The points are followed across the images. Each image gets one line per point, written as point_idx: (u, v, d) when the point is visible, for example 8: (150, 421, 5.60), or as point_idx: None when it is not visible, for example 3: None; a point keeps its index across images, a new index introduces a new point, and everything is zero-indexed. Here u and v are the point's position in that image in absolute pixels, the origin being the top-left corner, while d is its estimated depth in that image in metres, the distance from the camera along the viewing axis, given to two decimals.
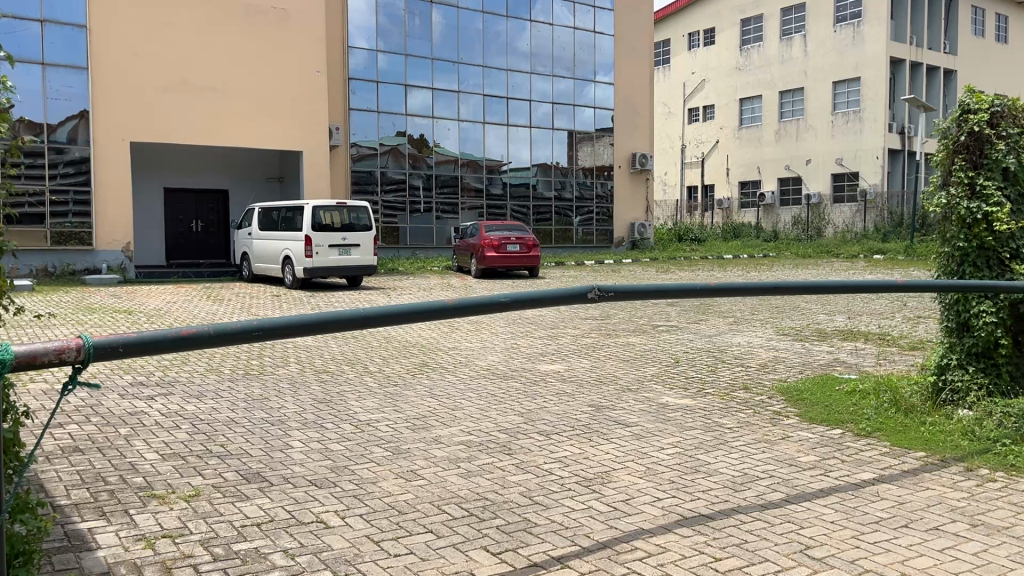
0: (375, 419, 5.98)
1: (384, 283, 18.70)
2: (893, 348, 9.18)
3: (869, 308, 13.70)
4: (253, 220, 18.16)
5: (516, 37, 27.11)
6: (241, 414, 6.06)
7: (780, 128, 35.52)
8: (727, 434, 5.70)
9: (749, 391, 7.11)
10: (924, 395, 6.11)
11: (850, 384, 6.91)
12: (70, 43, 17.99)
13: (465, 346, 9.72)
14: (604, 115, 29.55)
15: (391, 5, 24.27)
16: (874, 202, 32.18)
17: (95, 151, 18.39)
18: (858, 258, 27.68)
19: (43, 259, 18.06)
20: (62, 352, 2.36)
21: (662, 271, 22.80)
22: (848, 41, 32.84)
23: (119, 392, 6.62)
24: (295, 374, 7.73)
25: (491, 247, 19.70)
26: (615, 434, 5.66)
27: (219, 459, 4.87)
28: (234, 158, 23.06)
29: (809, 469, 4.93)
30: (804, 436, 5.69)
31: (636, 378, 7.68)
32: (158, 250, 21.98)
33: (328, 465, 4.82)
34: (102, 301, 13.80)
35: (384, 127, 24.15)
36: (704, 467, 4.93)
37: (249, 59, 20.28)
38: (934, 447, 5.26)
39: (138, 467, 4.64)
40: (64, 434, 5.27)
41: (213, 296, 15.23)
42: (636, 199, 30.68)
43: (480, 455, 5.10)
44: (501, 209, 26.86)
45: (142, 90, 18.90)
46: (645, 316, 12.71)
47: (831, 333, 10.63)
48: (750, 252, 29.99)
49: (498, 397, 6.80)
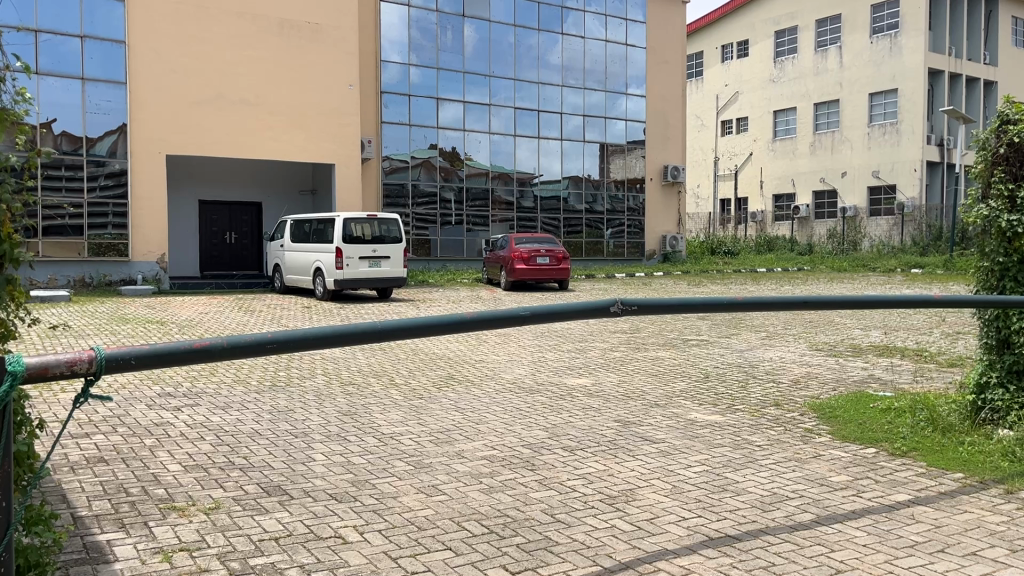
0: (399, 432, 5.94)
1: (414, 294, 18.72)
2: (931, 365, 8.96)
3: (906, 323, 13.39)
4: (286, 232, 18.32)
5: (548, 50, 27.16)
6: (266, 426, 6.05)
7: (814, 140, 35.10)
8: (757, 452, 5.57)
9: (780, 408, 6.95)
10: (963, 414, 5.92)
11: (885, 402, 6.73)
12: (110, 59, 18.38)
13: (492, 359, 9.66)
14: (636, 127, 29.46)
15: (424, 20, 24.44)
16: (911, 215, 31.58)
17: (132, 164, 18.70)
18: (896, 272, 27.22)
19: (80, 270, 18.33)
20: (74, 364, 2.33)
21: (694, 285, 22.59)
22: (885, 52, 32.37)
23: (147, 403, 6.65)
24: (321, 386, 7.72)
25: (521, 259, 19.67)
26: (641, 450, 5.57)
27: (241, 471, 4.85)
28: (268, 171, 23.33)
29: (841, 489, 4.80)
30: (837, 455, 5.54)
31: (664, 393, 7.56)
32: (192, 261, 22.24)
33: (349, 478, 4.79)
34: (136, 312, 13.96)
35: (415, 140, 24.26)
36: (732, 486, 4.81)
37: (283, 73, 20.52)
38: (973, 468, 5.09)
39: (161, 478, 4.64)
40: (90, 444, 5.30)
41: (244, 307, 15.35)
42: (668, 212, 30.45)
43: (503, 470, 5.03)
44: (531, 221, 26.87)
45: (179, 104, 19.19)
46: (676, 330, 12.54)
47: (866, 349, 10.40)
48: (785, 266, 29.62)
49: (523, 411, 6.73)
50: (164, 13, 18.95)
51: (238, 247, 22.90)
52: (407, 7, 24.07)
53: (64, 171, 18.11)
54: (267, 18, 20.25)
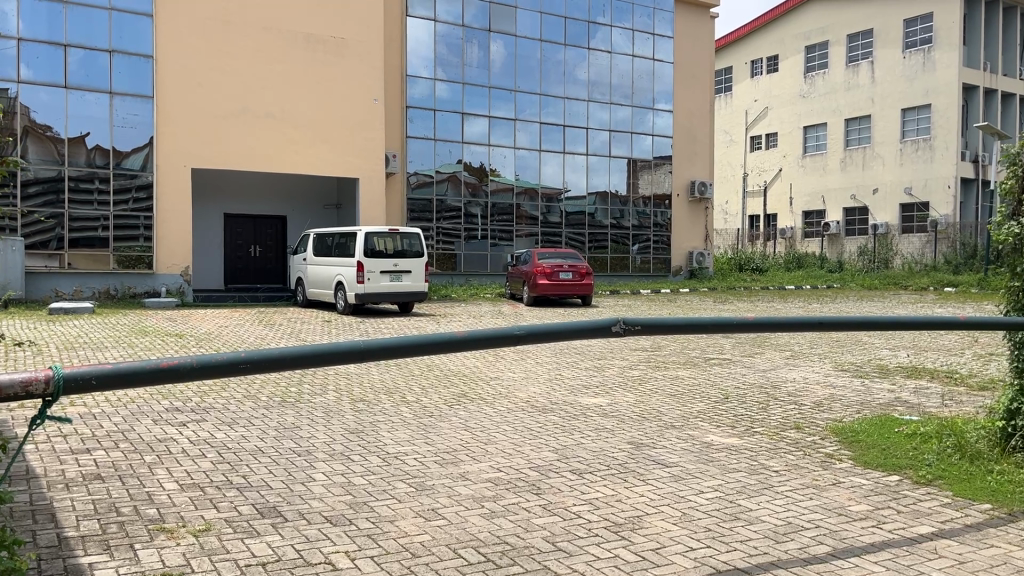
0: (405, 452, 5.81)
1: (436, 309, 18.62)
2: (961, 388, 8.63)
3: (937, 343, 13.05)
4: (308, 246, 18.35)
5: (575, 65, 27.09)
6: (270, 443, 5.94)
7: (845, 156, 34.56)
8: (773, 478, 5.36)
9: (801, 432, 6.72)
10: (992, 441, 5.63)
11: (911, 426, 6.46)
12: (138, 73, 18.64)
13: (508, 376, 9.47)
14: (663, 143, 29.25)
15: (450, 34, 24.46)
16: (945, 232, 30.93)
17: (157, 177, 18.87)
18: (927, 291, 26.70)
19: (105, 281, 18.54)
20: (30, 384, 2.30)
21: (720, 302, 22.31)
22: (919, 67, 31.87)
23: (153, 418, 6.58)
24: (331, 402, 7.59)
25: (543, 274, 19.52)
26: (653, 475, 5.37)
27: (238, 491, 4.73)
28: (292, 185, 23.45)
29: (860, 519, 4.56)
30: (857, 482, 5.31)
31: (681, 415, 7.34)
32: (216, 274, 22.36)
33: (347, 500, 4.65)
34: (157, 324, 13.99)
35: (440, 155, 24.24)
36: (745, 515, 4.60)
37: (308, 88, 20.60)
38: (1001, 499, 4.83)
39: (155, 497, 4.54)
40: (88, 461, 5.23)
41: (265, 320, 15.33)
42: (694, 228, 30.12)
43: (507, 494, 4.86)
44: (556, 236, 26.73)
45: (206, 118, 19.34)
46: (698, 348, 12.28)
47: (893, 370, 10.10)
48: (815, 284, 29.13)
49: (534, 431, 6.57)
50: (192, 27, 19.14)
51: (263, 260, 23.00)
52: (434, 22, 24.12)
53: (96, 184, 18.43)
54: (293, 33, 20.38)
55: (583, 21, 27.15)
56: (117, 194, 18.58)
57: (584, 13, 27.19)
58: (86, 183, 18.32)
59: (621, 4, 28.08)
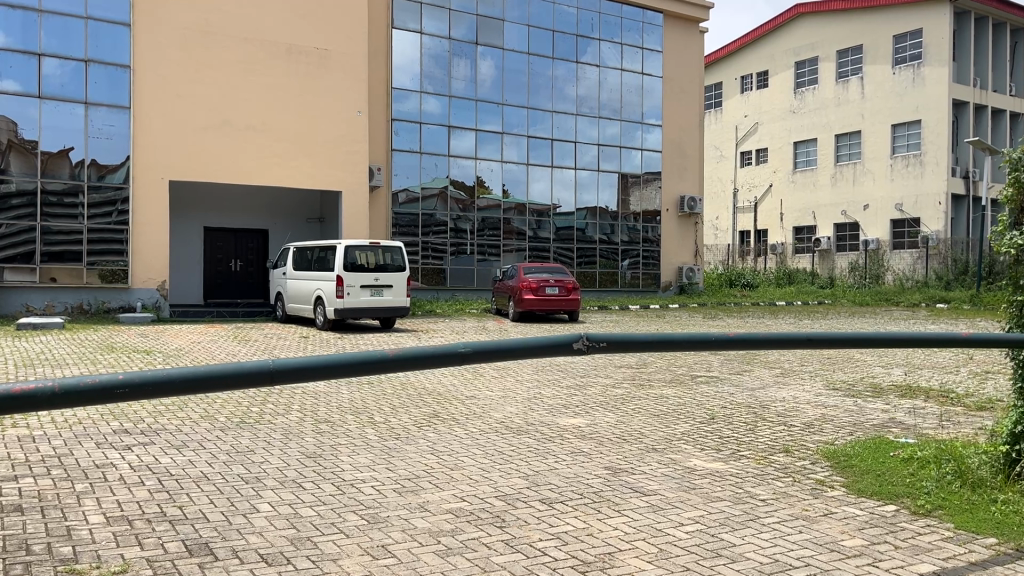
0: (363, 479, 5.38)
1: (418, 325, 18.12)
2: (959, 408, 8.23)
3: (931, 361, 12.68)
4: (288, 260, 17.95)
5: (563, 79, 26.81)
6: (218, 468, 5.51)
7: (836, 171, 34.34)
8: (760, 509, 4.93)
9: (790, 456, 6.30)
10: (995, 468, 5.23)
11: (907, 450, 6.06)
12: (114, 83, 18.25)
13: (485, 395, 8.99)
14: (653, 158, 28.98)
15: (437, 47, 24.11)
16: (936, 248, 30.65)
17: (134, 190, 18.43)
18: (920, 308, 26.40)
19: (78, 296, 18.04)
20: None
21: (710, 318, 21.95)
22: (908, 83, 31.71)
23: (97, 441, 6.12)
24: (292, 424, 7.11)
25: (529, 289, 19.12)
26: (629, 505, 4.95)
27: (169, 524, 4.28)
28: (275, 199, 23.06)
29: (854, 557, 4.14)
30: (851, 513, 4.89)
31: (663, 436, 6.92)
32: (196, 288, 21.86)
33: (289, 535, 4.21)
34: (127, 341, 13.47)
35: (426, 168, 23.88)
36: (727, 551, 4.18)
37: (290, 100, 20.22)
38: (1006, 532, 4.43)
39: (75, 532, 4.09)
40: (14, 490, 4.78)
41: (240, 337, 14.83)
42: (682, 243, 29.75)
43: (467, 527, 4.43)
44: (544, 251, 26.32)
45: (185, 128, 18.91)
46: (686, 366, 11.79)
47: (888, 389, 9.66)
48: (805, 300, 28.84)
49: (505, 455, 6.14)
50: (171, 37, 18.76)
51: (244, 275, 22.55)
52: (420, 35, 23.79)
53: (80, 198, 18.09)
54: (276, 44, 20.03)
55: (572, 35, 26.90)
56: (100, 207, 18.22)
57: (573, 26, 26.95)
58: (70, 197, 17.97)
59: (610, 17, 27.85)
